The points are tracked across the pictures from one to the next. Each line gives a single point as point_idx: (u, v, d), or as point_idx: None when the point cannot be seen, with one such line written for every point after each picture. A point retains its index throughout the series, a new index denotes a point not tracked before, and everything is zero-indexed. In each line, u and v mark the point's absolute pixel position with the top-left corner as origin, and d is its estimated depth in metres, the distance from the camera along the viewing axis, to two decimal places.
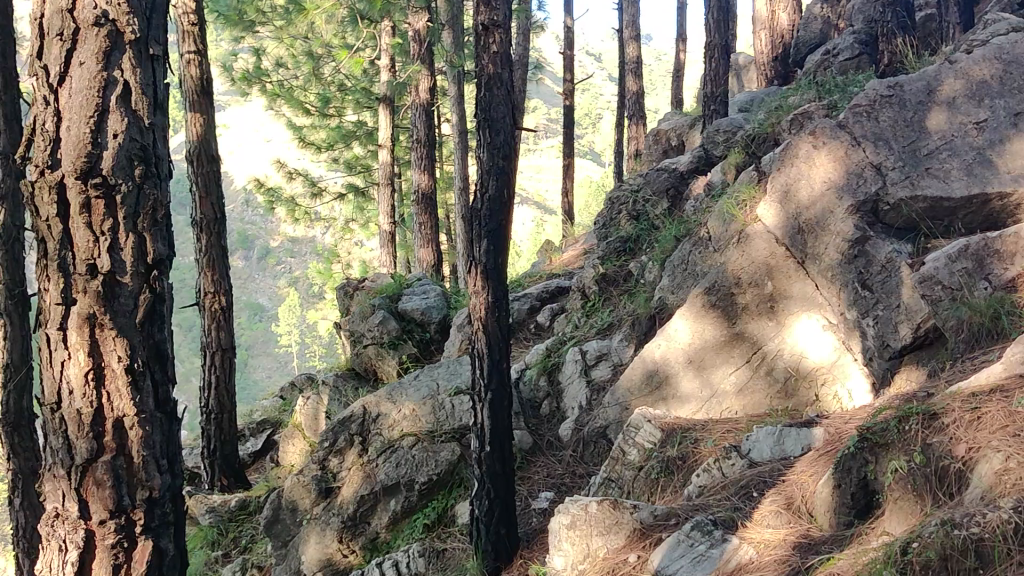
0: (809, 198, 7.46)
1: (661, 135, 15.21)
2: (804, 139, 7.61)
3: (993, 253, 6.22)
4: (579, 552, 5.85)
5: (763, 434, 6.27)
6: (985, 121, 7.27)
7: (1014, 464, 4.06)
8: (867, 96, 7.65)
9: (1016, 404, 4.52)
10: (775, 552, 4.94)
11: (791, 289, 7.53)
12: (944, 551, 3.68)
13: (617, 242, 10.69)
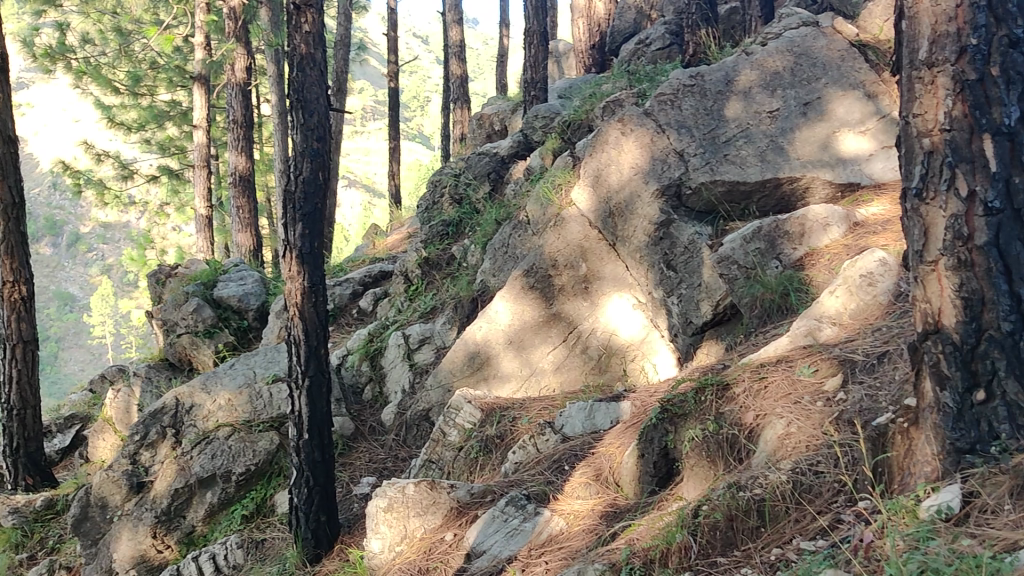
0: (619, 182, 7.75)
1: (483, 120, 15.36)
2: (612, 126, 7.84)
3: (783, 235, 6.67)
4: (396, 534, 5.86)
5: (575, 410, 6.48)
6: (778, 110, 7.79)
7: (795, 429, 4.37)
8: (670, 85, 7.98)
9: (798, 373, 4.91)
10: (583, 522, 5.15)
11: (603, 270, 7.80)
12: (730, 512, 3.88)
13: (440, 224, 10.76)
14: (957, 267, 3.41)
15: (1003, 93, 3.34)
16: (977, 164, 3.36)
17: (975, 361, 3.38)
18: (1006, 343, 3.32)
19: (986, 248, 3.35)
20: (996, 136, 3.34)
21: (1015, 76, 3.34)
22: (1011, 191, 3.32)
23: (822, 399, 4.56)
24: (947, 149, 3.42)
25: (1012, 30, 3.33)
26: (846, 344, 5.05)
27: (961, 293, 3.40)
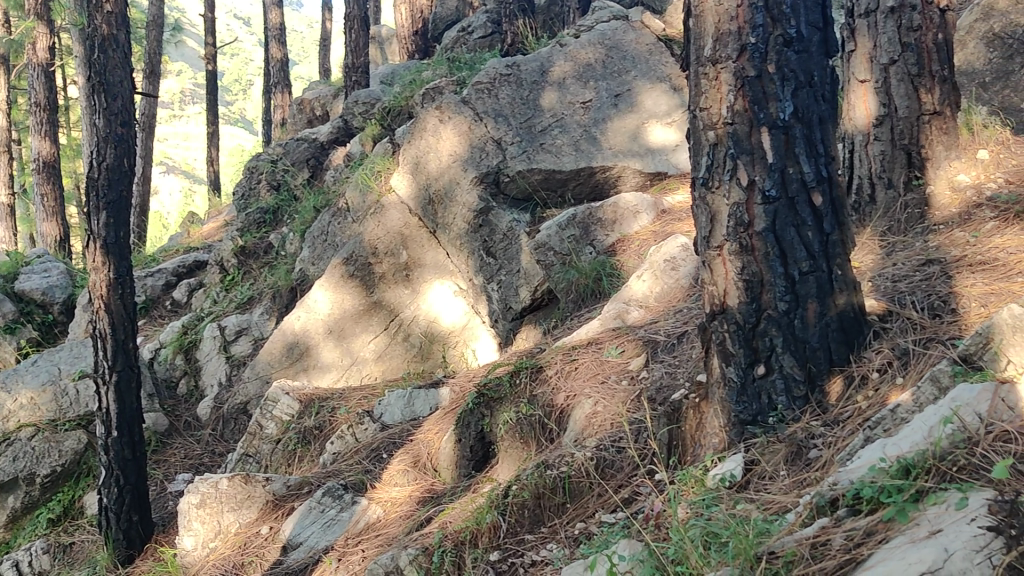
0: (437, 169, 7.62)
1: (303, 104, 15.08)
2: (429, 113, 7.73)
3: (596, 222, 6.81)
4: (209, 530, 5.73)
5: (394, 398, 6.49)
6: (591, 102, 7.95)
7: (601, 407, 4.50)
8: (487, 74, 7.88)
9: (607, 354, 5.08)
10: (400, 508, 5.15)
11: (425, 257, 7.71)
12: (537, 490, 3.95)
13: (255, 212, 10.58)
14: (739, 251, 3.58)
15: (778, 88, 3.51)
16: (756, 156, 3.53)
17: (756, 339, 3.59)
18: (782, 321, 3.57)
19: (764, 234, 3.54)
20: (773, 129, 3.52)
21: (789, 73, 3.51)
22: (786, 180, 3.53)
23: (627, 378, 4.76)
24: (730, 142, 3.57)
25: (785, 29, 3.49)
26: (650, 326, 5.24)
27: (742, 276, 3.58)
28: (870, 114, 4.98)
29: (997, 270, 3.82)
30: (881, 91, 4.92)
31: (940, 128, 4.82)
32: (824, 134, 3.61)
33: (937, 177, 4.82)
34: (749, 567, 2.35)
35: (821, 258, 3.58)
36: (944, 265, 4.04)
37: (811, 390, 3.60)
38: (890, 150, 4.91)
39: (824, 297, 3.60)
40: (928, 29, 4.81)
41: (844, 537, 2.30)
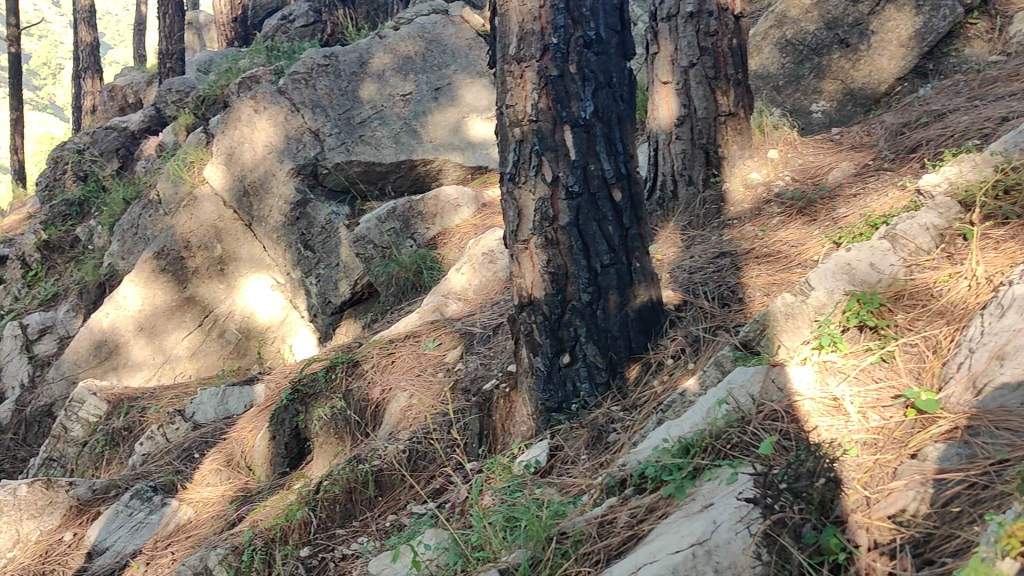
0: (253, 160, 7.25)
1: (115, 92, 14.39)
2: (244, 103, 7.33)
3: (417, 215, 6.44)
4: (6, 539, 5.34)
5: (206, 395, 6.32)
6: (410, 94, 7.63)
7: (417, 400, 4.33)
8: (304, 64, 7.54)
9: (424, 347, 4.81)
10: (212, 508, 5.05)
11: (239, 251, 7.34)
12: (349, 485, 3.87)
13: (61, 205, 10.11)
14: (544, 245, 3.48)
15: (580, 88, 3.41)
16: (560, 152, 3.42)
17: (561, 329, 3.58)
18: (586, 312, 3.57)
19: (568, 229, 3.47)
20: (574, 127, 3.42)
21: (589, 74, 3.43)
22: (588, 176, 3.46)
23: (443, 370, 4.54)
24: (534, 138, 3.42)
25: (585, 31, 3.40)
26: (467, 317, 4.97)
27: (547, 269, 3.50)
28: (672, 114, 5.01)
29: (780, 261, 4.01)
30: (681, 93, 4.97)
31: (735, 128, 4.98)
32: (622, 132, 3.57)
33: (733, 175, 4.98)
34: (540, 549, 2.40)
35: (621, 251, 3.58)
36: (735, 257, 4.20)
37: (612, 376, 3.66)
38: (690, 149, 5.00)
39: (624, 288, 3.62)
40: (724, 34, 4.92)
41: (629, 514, 2.40)
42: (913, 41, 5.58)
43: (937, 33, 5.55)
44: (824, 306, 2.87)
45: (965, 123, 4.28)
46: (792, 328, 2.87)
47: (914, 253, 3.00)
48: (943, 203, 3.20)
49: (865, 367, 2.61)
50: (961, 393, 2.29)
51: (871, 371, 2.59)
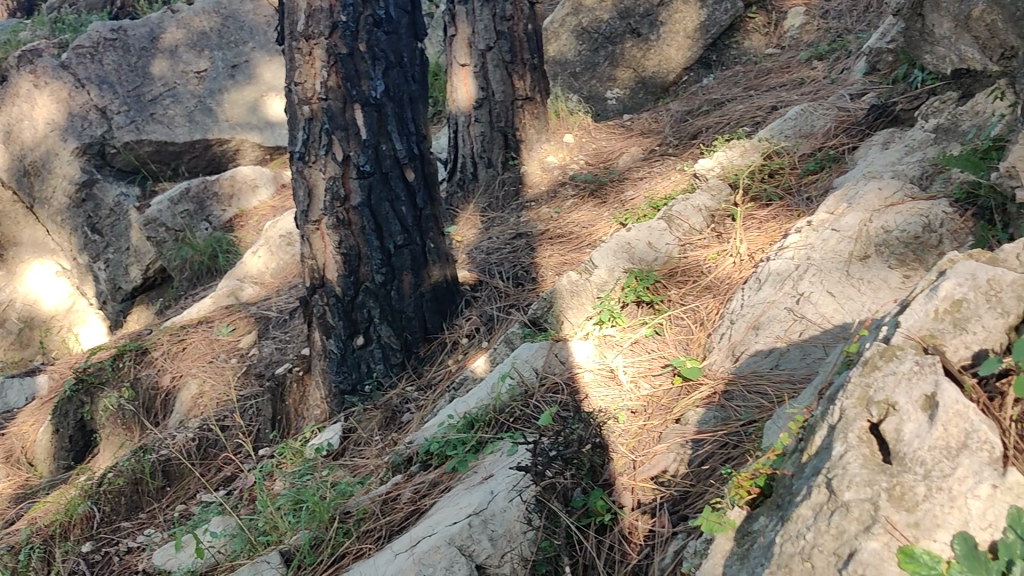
0: (34, 138, 6.53)
1: None
2: (22, 77, 6.53)
3: (212, 196, 6.14)
4: None
5: None
6: (205, 71, 6.91)
7: (208, 387, 4.16)
8: (89, 37, 6.70)
9: (218, 333, 4.59)
10: None
11: (20, 235, 6.91)
12: (134, 477, 3.71)
13: None
14: (336, 226, 3.15)
15: (370, 67, 3.05)
16: (350, 132, 3.06)
17: (354, 311, 3.30)
18: (379, 293, 3.30)
19: (360, 210, 3.15)
20: (365, 107, 3.07)
21: (379, 53, 3.07)
22: (379, 157, 3.13)
23: (235, 356, 4.37)
24: (323, 116, 3.03)
25: (374, 10, 3.02)
26: (264, 301, 4.84)
27: (340, 250, 3.18)
28: (470, 97, 4.64)
29: (572, 242, 3.82)
30: (479, 76, 4.60)
31: (532, 112, 4.71)
32: (414, 113, 3.25)
33: (531, 159, 4.73)
34: (322, 529, 2.38)
35: (415, 231, 3.31)
36: (530, 238, 3.97)
37: (407, 357, 3.45)
38: (489, 132, 4.68)
39: (418, 268, 3.37)
40: (519, 20, 4.57)
41: (412, 491, 2.42)
42: (698, 32, 5.57)
43: (719, 25, 5.59)
44: (606, 283, 2.94)
45: (740, 112, 4.51)
46: (576, 305, 2.93)
47: (688, 232, 3.13)
48: (715, 186, 3.37)
49: (638, 338, 2.68)
50: (721, 361, 2.36)
51: (644, 343, 2.66)
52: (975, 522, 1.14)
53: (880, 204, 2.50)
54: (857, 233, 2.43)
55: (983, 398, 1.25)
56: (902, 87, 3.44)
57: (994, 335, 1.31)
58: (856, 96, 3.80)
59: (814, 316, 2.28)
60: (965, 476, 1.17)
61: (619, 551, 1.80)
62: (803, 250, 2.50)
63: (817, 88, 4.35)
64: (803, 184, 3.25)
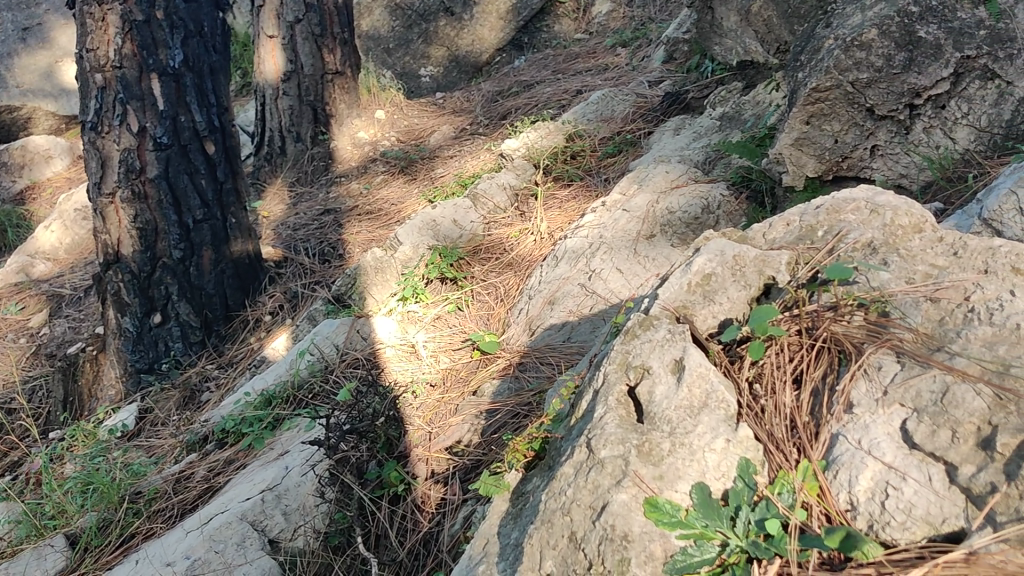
0: None
1: None
2: None
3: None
4: None
5: None
6: None
7: None
8: None
9: (4, 312, 4.31)
10: None
11: None
12: None
13: None
14: (131, 199, 3.02)
15: (168, 35, 2.94)
16: (147, 102, 2.94)
17: (150, 288, 3.19)
18: (177, 269, 3.21)
19: (157, 182, 3.04)
20: (162, 76, 2.96)
21: (178, 21, 2.97)
22: (178, 128, 3.03)
23: (24, 336, 4.11)
24: (117, 85, 2.89)
25: None
26: (56, 279, 4.59)
27: (135, 224, 3.06)
28: (278, 69, 4.48)
29: (380, 218, 3.80)
30: (287, 48, 4.43)
31: (342, 87, 4.62)
32: (215, 84, 3.18)
33: (341, 133, 4.68)
34: (111, 510, 2.31)
35: (215, 205, 3.24)
36: (338, 215, 3.95)
37: (207, 334, 3.38)
38: (297, 106, 4.56)
39: (218, 244, 3.30)
40: None
41: (206, 469, 2.39)
42: (511, 14, 5.68)
43: (531, 9, 5.69)
44: (410, 260, 2.95)
45: (548, 94, 4.62)
46: (380, 281, 2.95)
47: (492, 211, 3.19)
48: (519, 166, 3.45)
49: (440, 314, 2.71)
50: (518, 334, 2.42)
51: (445, 318, 2.70)
52: (711, 473, 1.05)
53: (666, 186, 2.66)
54: (645, 213, 2.57)
55: (725, 362, 1.19)
56: (695, 75, 3.63)
57: (740, 307, 1.24)
58: (654, 83, 3.98)
59: (604, 291, 2.37)
60: (705, 431, 1.08)
61: (411, 520, 1.82)
62: (597, 229, 2.61)
63: (619, 75, 4.52)
64: (602, 166, 3.37)
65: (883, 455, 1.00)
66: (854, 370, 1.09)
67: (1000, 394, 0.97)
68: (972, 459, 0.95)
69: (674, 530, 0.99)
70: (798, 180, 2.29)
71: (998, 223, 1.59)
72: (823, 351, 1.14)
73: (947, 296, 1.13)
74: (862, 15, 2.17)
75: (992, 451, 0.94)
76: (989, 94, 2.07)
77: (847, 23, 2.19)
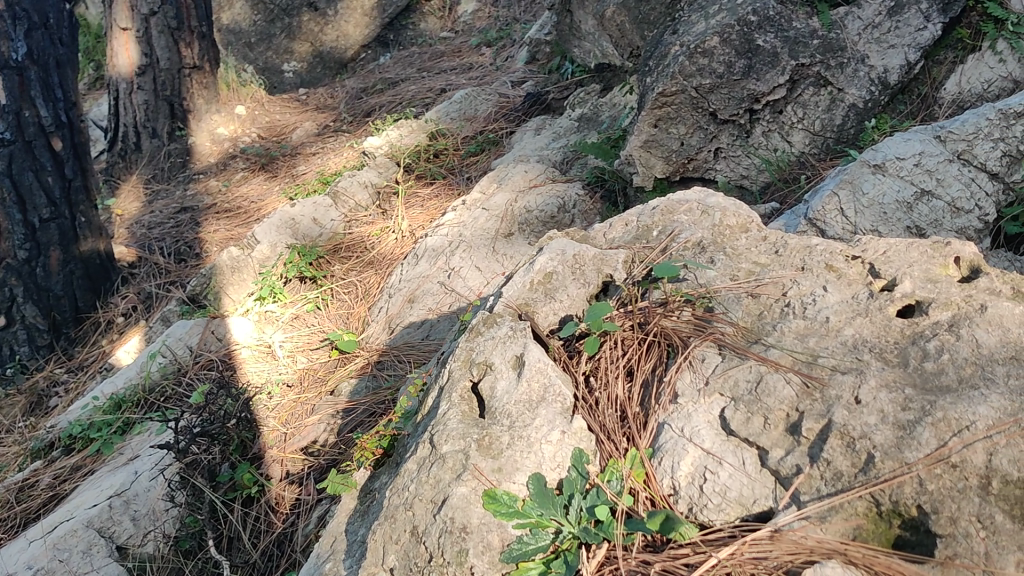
0: None
1: None
2: None
3: None
4: None
5: None
6: None
7: None
8: None
9: None
10: None
11: None
12: None
13: None
14: None
15: (9, 27, 2.82)
16: None
17: None
18: (23, 270, 3.07)
19: None
20: (4, 69, 2.83)
21: (20, 12, 2.85)
22: (21, 124, 2.91)
23: None
24: None
25: None
26: None
27: None
28: (132, 63, 4.28)
29: (239, 216, 3.74)
30: (142, 41, 4.24)
31: (202, 82, 4.53)
32: (62, 78, 3.06)
33: (199, 130, 4.57)
34: None
35: (62, 204, 3.13)
36: (195, 213, 3.86)
37: (55, 337, 3.23)
38: (152, 101, 4.41)
39: (67, 244, 3.19)
40: None
41: (52, 476, 2.30)
42: (376, 11, 5.62)
43: (396, 6, 5.66)
44: (267, 259, 2.92)
45: (412, 92, 4.63)
46: (237, 281, 2.89)
47: (354, 209, 3.17)
48: (382, 164, 3.43)
49: (298, 314, 2.70)
50: (378, 333, 2.42)
51: (303, 318, 2.68)
52: (547, 463, 1.09)
53: (525, 185, 2.71)
54: (503, 212, 2.61)
55: (563, 356, 1.24)
56: (556, 76, 3.71)
57: (578, 304, 1.30)
58: (517, 83, 4.04)
59: (463, 290, 2.40)
60: (542, 424, 1.12)
61: (265, 521, 1.82)
62: (456, 228, 2.64)
63: (483, 74, 4.56)
64: (465, 165, 3.39)
65: (702, 442, 1.06)
66: (681, 363, 1.16)
67: (807, 382, 1.06)
68: (781, 444, 1.03)
69: (511, 520, 1.03)
70: (648, 181, 2.36)
71: (822, 223, 1.72)
72: (653, 345, 1.21)
73: (767, 292, 1.22)
74: (705, 22, 2.26)
75: (798, 436, 1.03)
76: (823, 100, 2.21)
77: (691, 31, 2.27)
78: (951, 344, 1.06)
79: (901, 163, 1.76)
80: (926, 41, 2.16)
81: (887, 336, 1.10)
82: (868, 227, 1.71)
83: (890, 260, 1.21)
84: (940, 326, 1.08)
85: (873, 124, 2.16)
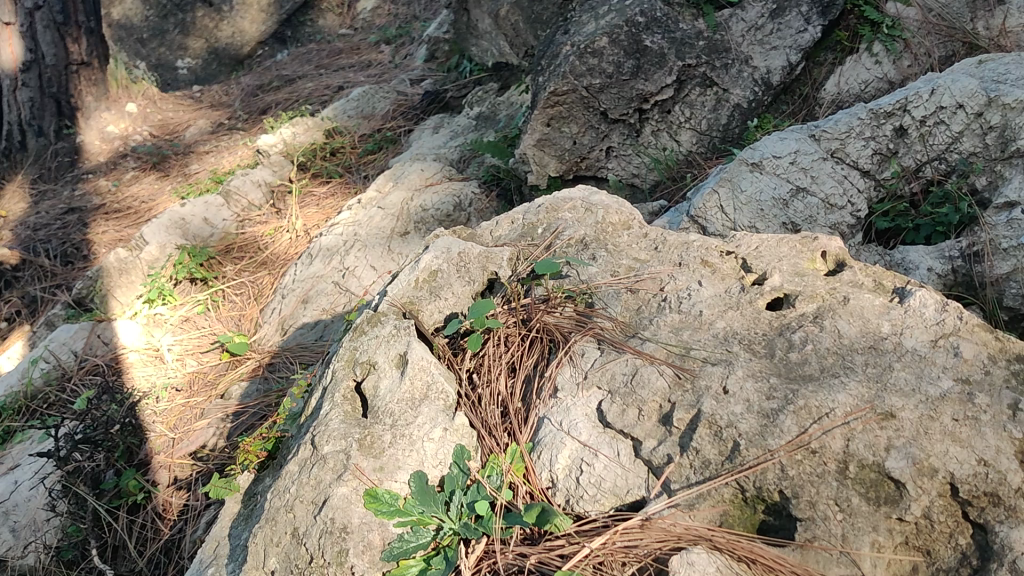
0: None
1: None
2: None
3: None
4: None
5: None
6: None
7: None
8: None
9: None
10: None
11: None
12: None
13: None
14: None
15: None
16: None
17: None
18: None
19: None
20: None
21: None
22: None
23: None
24: None
25: None
26: None
27: None
28: (16, 59, 4.07)
29: (128, 217, 3.64)
30: (26, 37, 4.04)
31: (90, 78, 4.38)
32: None
33: (87, 127, 4.43)
34: None
35: None
36: (83, 213, 3.75)
37: None
38: (38, 98, 4.23)
39: None
40: None
41: None
42: (272, 7, 5.53)
43: (293, 3, 5.58)
44: (156, 261, 2.83)
45: (308, 90, 4.57)
46: (125, 283, 2.79)
47: (246, 208, 3.12)
48: (276, 162, 3.38)
49: (188, 316, 2.65)
50: (270, 334, 2.39)
51: (193, 320, 2.63)
52: (429, 461, 1.10)
53: (421, 184, 2.70)
54: (398, 210, 2.59)
55: (447, 353, 1.26)
56: (453, 75, 3.72)
57: (463, 301, 1.31)
58: (415, 81, 4.02)
59: (356, 289, 2.38)
60: (424, 422, 1.13)
61: (151, 529, 1.79)
62: (351, 227, 2.62)
63: (381, 72, 4.54)
64: (362, 163, 3.37)
65: (579, 434, 1.09)
66: (561, 357, 1.19)
67: (678, 373, 1.10)
68: (653, 434, 1.07)
69: (391, 519, 1.03)
70: (542, 179, 2.38)
71: (702, 220, 1.77)
72: (536, 341, 1.24)
73: (645, 288, 1.25)
74: (596, 23, 2.30)
75: (670, 426, 1.06)
76: (708, 100, 2.28)
77: (582, 31, 2.30)
78: (814, 334, 1.10)
79: (777, 161, 1.83)
80: (806, 43, 2.27)
81: (756, 327, 1.14)
82: (746, 224, 1.77)
83: (761, 255, 1.26)
84: (805, 318, 1.13)
85: (755, 124, 2.25)
